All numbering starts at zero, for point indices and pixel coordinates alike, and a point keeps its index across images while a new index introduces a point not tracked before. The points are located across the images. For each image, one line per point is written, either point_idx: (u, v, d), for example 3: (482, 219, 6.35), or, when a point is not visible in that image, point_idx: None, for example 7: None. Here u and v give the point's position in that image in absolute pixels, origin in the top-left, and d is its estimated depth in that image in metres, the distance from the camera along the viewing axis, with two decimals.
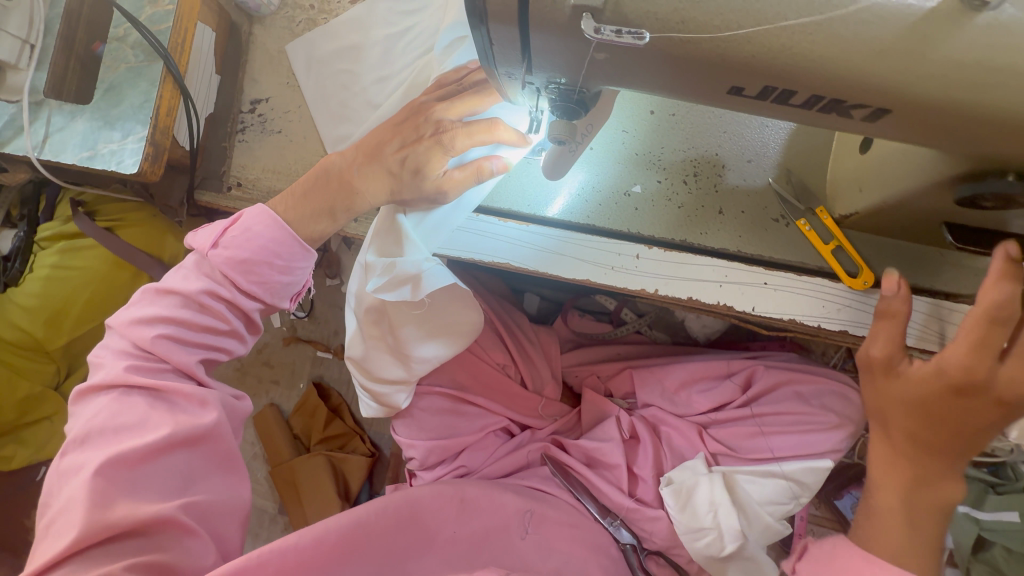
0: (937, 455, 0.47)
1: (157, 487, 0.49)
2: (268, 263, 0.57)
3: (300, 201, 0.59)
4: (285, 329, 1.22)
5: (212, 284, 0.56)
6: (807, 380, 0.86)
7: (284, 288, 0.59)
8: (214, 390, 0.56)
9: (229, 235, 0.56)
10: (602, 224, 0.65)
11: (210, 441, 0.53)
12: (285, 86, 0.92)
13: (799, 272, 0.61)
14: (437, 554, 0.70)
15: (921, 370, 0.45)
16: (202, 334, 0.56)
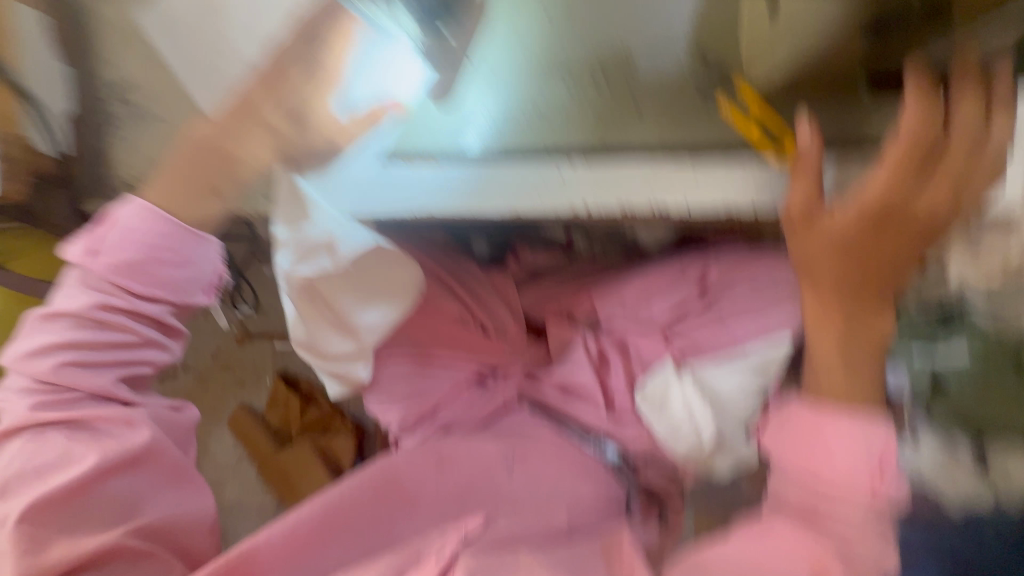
0: (863, 300, 0.51)
1: (99, 518, 0.50)
2: (157, 259, 0.54)
3: (175, 186, 0.56)
4: (235, 328, 1.16)
5: (106, 293, 0.53)
6: (760, 263, 0.86)
7: (189, 283, 0.56)
8: (144, 406, 0.56)
9: (106, 239, 0.53)
10: (519, 147, 0.61)
11: (150, 461, 0.54)
12: (145, 61, 0.80)
13: (725, 149, 0.56)
14: (423, 513, 0.72)
15: (841, 213, 0.49)
16: (109, 349, 0.54)
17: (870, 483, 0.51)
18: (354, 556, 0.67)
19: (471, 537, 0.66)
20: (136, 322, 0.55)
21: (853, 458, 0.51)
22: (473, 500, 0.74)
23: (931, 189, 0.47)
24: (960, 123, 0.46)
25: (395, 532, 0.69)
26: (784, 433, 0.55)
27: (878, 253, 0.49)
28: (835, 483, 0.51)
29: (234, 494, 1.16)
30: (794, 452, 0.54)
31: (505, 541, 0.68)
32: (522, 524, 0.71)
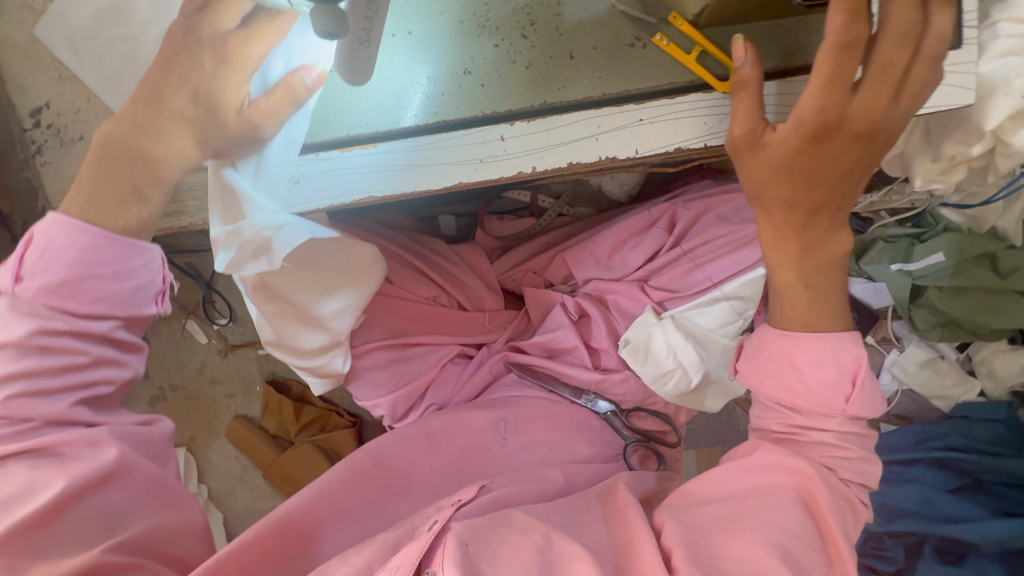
0: (812, 219, 0.51)
1: (84, 535, 0.50)
2: (95, 274, 0.51)
3: (93, 196, 0.52)
4: (216, 341, 1.15)
5: (44, 319, 0.50)
6: (726, 199, 0.85)
7: (133, 293, 0.53)
8: (110, 424, 0.54)
9: (34, 259, 0.50)
10: (455, 114, 0.57)
11: (125, 476, 0.53)
12: (59, 81, 0.76)
13: (669, 94, 0.56)
14: (419, 492, 0.74)
15: (781, 134, 0.47)
16: (63, 377, 0.52)
17: (838, 404, 0.54)
18: (353, 536, 0.68)
19: (466, 502, 0.65)
20: (85, 342, 0.52)
21: (821, 384, 0.54)
22: (470, 469, 0.76)
23: (863, 97, 0.45)
24: (895, 20, 0.44)
25: (396, 510, 0.72)
26: (756, 371, 0.58)
27: (823, 173, 0.48)
28: (806, 408, 0.55)
29: (246, 502, 1.17)
30: (767, 386, 0.57)
31: (506, 502, 0.68)
32: (522, 485, 0.71)
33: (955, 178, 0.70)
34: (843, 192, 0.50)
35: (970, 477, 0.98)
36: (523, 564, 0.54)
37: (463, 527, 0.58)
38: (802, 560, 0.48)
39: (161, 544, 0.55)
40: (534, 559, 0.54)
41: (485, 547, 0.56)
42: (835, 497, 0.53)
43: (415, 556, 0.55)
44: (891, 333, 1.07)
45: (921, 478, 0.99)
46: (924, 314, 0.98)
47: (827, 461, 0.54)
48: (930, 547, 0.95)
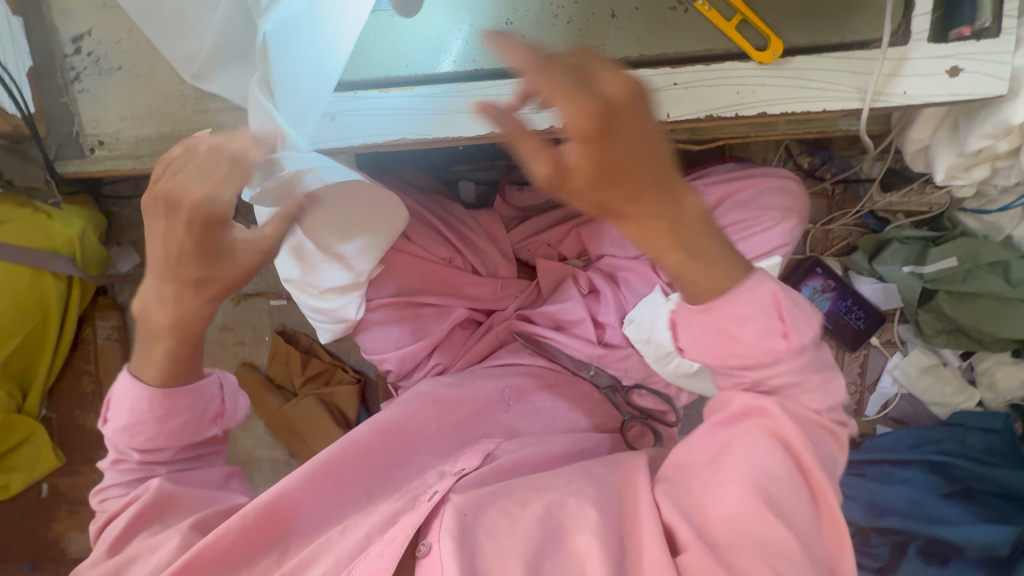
0: (664, 216, 0.42)
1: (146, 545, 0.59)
2: (192, 429, 0.62)
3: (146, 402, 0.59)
4: (230, 289, 1.17)
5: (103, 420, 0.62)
6: (748, 185, 0.86)
7: (223, 418, 0.65)
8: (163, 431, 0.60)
9: (121, 425, 0.61)
10: (494, 64, 0.58)
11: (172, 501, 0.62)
12: (103, 10, 0.77)
13: (706, 61, 0.56)
14: (427, 449, 0.74)
15: (579, 162, 0.38)
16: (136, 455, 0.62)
17: (782, 344, 0.49)
18: (359, 504, 0.67)
19: (469, 472, 0.66)
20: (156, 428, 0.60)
21: (756, 336, 0.48)
22: (472, 433, 0.77)
23: (572, 145, 0.38)
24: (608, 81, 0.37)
25: (402, 475, 0.70)
26: (694, 342, 0.50)
27: (646, 195, 0.40)
28: (763, 364, 0.50)
29: (247, 450, 1.20)
30: (711, 356, 0.51)
31: (508, 471, 0.69)
32: (525, 452, 0.72)
33: (977, 175, 0.71)
34: (664, 186, 0.41)
35: (960, 484, 0.99)
36: (522, 535, 0.56)
37: (463, 499, 0.60)
38: (789, 523, 0.50)
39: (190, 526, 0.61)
40: (535, 527, 0.57)
41: (483, 518, 0.58)
42: (810, 433, 0.53)
43: (410, 529, 0.57)
44: (896, 336, 1.08)
45: (912, 480, 1.00)
46: (931, 319, 1.00)
47: (817, 406, 0.53)
48: (916, 548, 0.96)
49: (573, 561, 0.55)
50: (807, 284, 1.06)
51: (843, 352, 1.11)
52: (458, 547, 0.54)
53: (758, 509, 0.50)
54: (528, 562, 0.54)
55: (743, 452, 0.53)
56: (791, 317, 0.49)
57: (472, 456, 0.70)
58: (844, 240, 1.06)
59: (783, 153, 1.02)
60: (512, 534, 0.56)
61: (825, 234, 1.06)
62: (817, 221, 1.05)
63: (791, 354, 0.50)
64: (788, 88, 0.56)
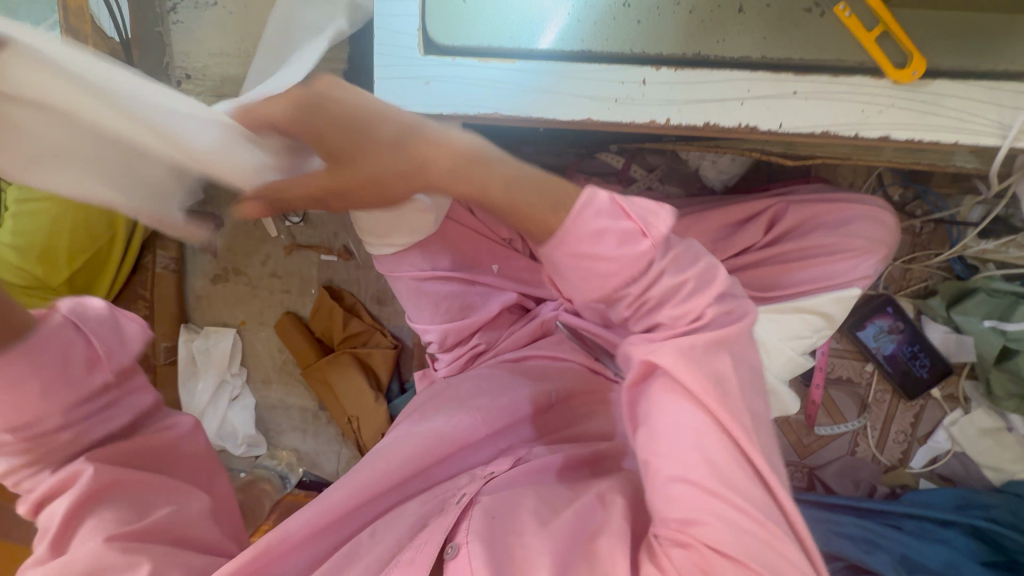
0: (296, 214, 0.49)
1: (109, 521, 0.50)
2: (84, 363, 0.48)
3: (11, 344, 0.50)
4: (284, 237, 1.17)
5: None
6: (838, 208, 0.80)
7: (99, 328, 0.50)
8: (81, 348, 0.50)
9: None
10: (602, 47, 0.55)
11: (113, 488, 0.52)
12: None
13: (835, 74, 0.52)
14: (461, 456, 0.72)
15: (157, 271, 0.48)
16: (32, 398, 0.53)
17: (642, 245, 0.45)
18: (390, 503, 0.69)
19: (499, 475, 0.67)
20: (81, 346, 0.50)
21: (576, 252, 0.45)
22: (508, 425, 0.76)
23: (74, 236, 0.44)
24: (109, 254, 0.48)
25: (436, 473, 0.71)
26: (568, 284, 0.49)
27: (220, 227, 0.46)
28: (633, 278, 0.46)
29: (278, 395, 1.23)
30: (585, 291, 0.48)
31: (538, 473, 0.68)
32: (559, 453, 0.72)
33: None
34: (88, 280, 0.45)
35: (1004, 555, 0.93)
36: (552, 534, 0.56)
37: (490, 501, 0.62)
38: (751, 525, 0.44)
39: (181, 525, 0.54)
40: (566, 531, 0.56)
41: (512, 521, 0.59)
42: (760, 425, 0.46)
43: (441, 534, 0.58)
44: (960, 392, 1.02)
45: (953, 542, 0.94)
46: (1005, 378, 0.94)
47: None
48: None
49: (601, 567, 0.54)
50: (872, 322, 1.01)
51: (899, 398, 1.05)
52: (487, 555, 0.54)
53: (704, 495, 0.44)
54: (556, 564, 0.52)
55: (671, 453, 0.46)
56: (643, 213, 0.46)
57: (501, 461, 0.71)
58: (923, 282, 0.99)
59: (875, 180, 0.95)
60: (541, 534, 0.56)
61: (903, 272, 0.99)
62: (897, 257, 0.99)
63: (662, 254, 0.46)
64: (921, 113, 0.52)
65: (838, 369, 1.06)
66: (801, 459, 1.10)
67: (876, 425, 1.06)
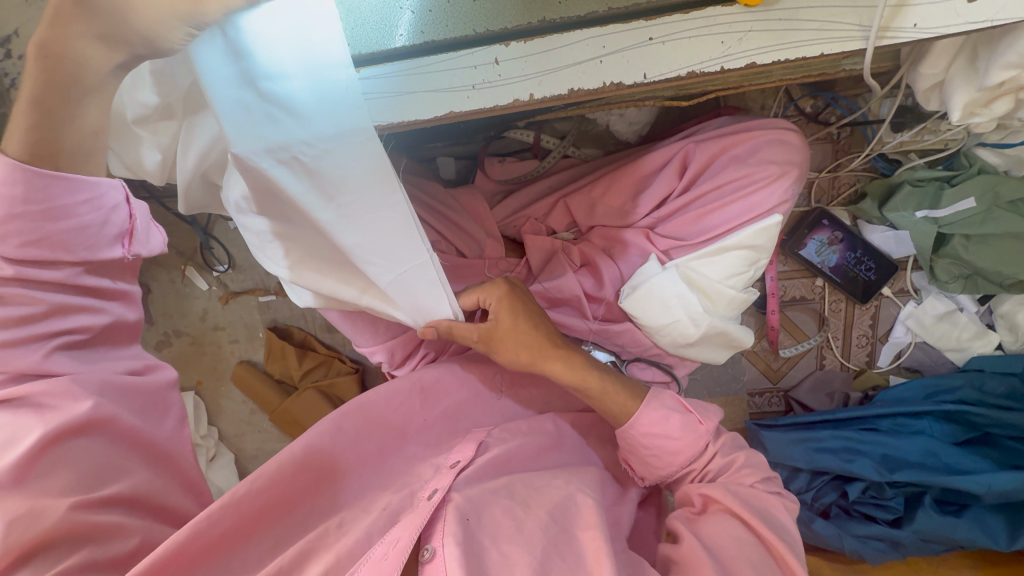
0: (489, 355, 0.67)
1: (71, 477, 0.45)
2: (49, 219, 0.45)
3: (64, 212, 0.45)
4: (216, 288, 1.14)
5: (48, 262, 0.45)
6: (743, 139, 0.79)
7: (100, 227, 0.48)
8: (115, 215, 0.50)
9: (15, 243, 0.43)
10: (445, 34, 0.52)
11: (104, 425, 0.48)
12: (24, 6, 0.70)
13: (684, 9, 0.50)
14: (419, 441, 0.71)
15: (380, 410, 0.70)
16: (32, 294, 0.45)
17: (700, 429, 0.68)
18: (353, 494, 0.63)
19: (466, 466, 0.64)
20: (112, 222, 0.49)
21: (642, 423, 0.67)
22: (463, 424, 0.76)
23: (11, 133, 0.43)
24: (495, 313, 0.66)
25: (392, 465, 0.68)
26: (646, 463, 0.70)
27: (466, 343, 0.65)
28: (696, 453, 0.68)
29: (256, 444, 1.21)
30: (659, 463, 0.69)
31: (505, 466, 0.68)
32: (522, 444, 0.71)
33: (999, 109, 0.64)
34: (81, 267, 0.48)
35: (978, 431, 0.96)
36: (528, 538, 0.56)
37: (463, 499, 0.59)
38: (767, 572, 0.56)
39: (150, 497, 0.49)
40: (540, 535, 0.56)
41: (485, 518, 0.57)
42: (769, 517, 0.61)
43: (413, 531, 0.53)
44: (909, 285, 1.03)
45: (927, 430, 0.97)
46: (947, 264, 0.95)
47: None
48: (931, 498, 0.94)
49: (581, 553, 0.57)
50: (813, 238, 1.01)
51: (854, 305, 1.06)
52: (463, 553, 0.51)
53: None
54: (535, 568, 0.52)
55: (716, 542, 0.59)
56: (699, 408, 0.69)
57: (466, 446, 0.68)
58: (852, 187, 1.00)
59: (784, 97, 0.94)
60: (517, 540, 0.55)
61: (832, 181, 0.99)
62: (822, 168, 0.98)
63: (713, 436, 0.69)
64: (778, 32, 0.49)
65: (791, 290, 1.06)
66: (775, 385, 1.12)
67: (837, 335, 1.08)
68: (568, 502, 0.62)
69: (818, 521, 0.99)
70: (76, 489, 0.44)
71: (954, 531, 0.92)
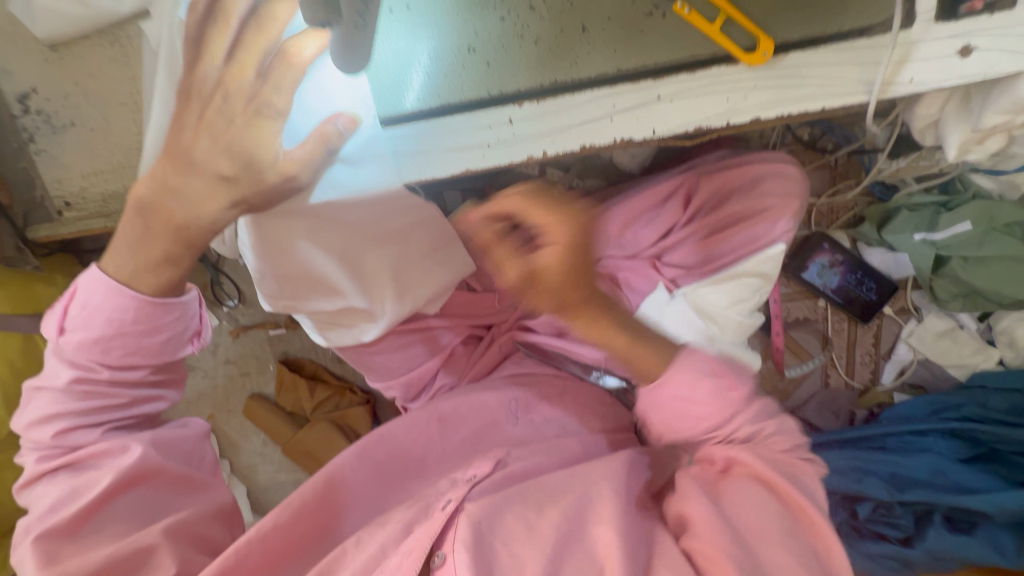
0: None
1: (126, 521, 0.51)
2: (124, 333, 0.51)
3: (154, 324, 0.51)
4: (227, 322, 1.16)
5: (133, 366, 0.52)
6: (741, 171, 0.81)
7: (167, 343, 0.53)
8: (183, 315, 0.54)
9: (116, 354, 0.51)
10: (459, 96, 0.54)
11: (150, 476, 0.53)
12: (42, 65, 0.71)
13: (689, 69, 0.51)
14: (433, 474, 0.71)
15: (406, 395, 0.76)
16: (119, 390, 0.53)
17: (734, 387, 0.60)
18: (368, 519, 0.65)
19: (481, 479, 0.62)
20: (180, 322, 0.54)
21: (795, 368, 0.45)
22: (481, 446, 0.74)
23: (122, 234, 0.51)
24: None
25: (412, 487, 0.69)
26: (664, 419, 0.65)
27: None
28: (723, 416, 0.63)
29: (268, 475, 1.21)
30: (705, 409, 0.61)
31: (521, 476, 0.65)
32: (538, 458, 0.68)
33: (993, 145, 0.66)
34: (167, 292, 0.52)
35: (984, 447, 0.97)
36: (540, 543, 0.52)
37: (476, 507, 0.55)
38: None
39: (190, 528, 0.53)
40: (553, 538, 0.53)
41: (499, 525, 0.54)
42: None
43: (426, 540, 0.51)
44: (910, 303, 1.06)
45: (933, 448, 0.99)
46: (946, 284, 0.96)
47: None
48: (940, 516, 0.96)
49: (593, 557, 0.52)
50: (814, 261, 1.03)
51: (856, 324, 1.08)
52: (475, 559, 0.49)
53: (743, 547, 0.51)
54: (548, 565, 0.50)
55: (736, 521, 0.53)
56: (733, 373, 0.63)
57: (483, 463, 0.66)
58: (851, 211, 1.02)
59: (783, 128, 0.96)
60: (530, 543, 0.52)
61: (830, 207, 1.02)
62: (821, 194, 1.01)
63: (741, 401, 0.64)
64: (781, 89, 0.51)
65: (794, 312, 1.09)
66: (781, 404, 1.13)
67: (841, 354, 1.10)
68: (583, 506, 0.57)
69: None
70: (129, 530, 0.51)
71: (965, 550, 0.93)
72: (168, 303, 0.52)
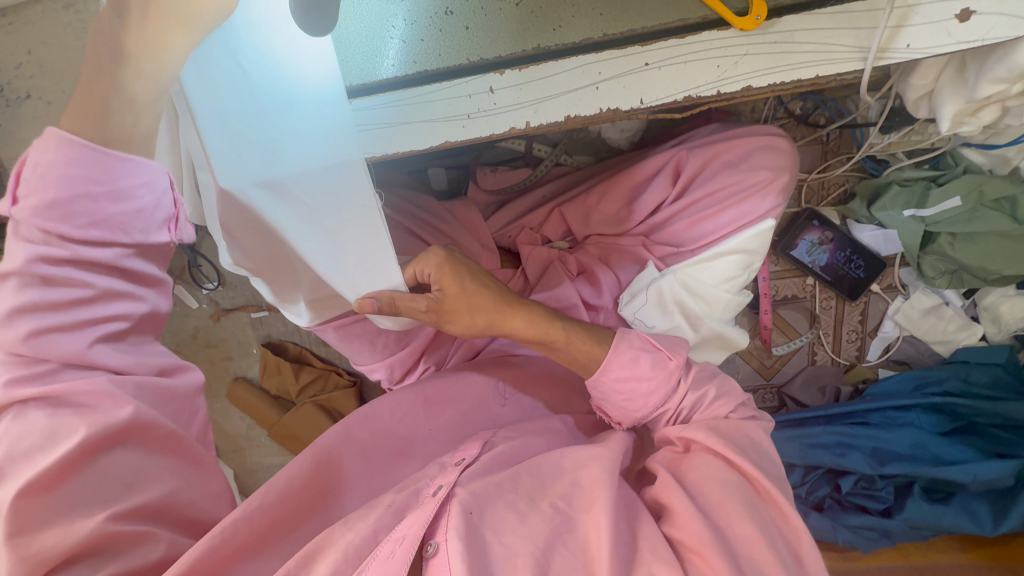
0: None
1: (109, 486, 0.43)
2: (86, 196, 0.42)
3: (119, 190, 0.44)
4: (208, 306, 1.13)
5: (103, 243, 0.44)
6: (732, 145, 0.79)
7: (141, 215, 0.46)
8: (151, 185, 0.46)
9: (79, 222, 0.42)
10: (437, 63, 0.51)
11: (139, 433, 0.45)
12: None
13: (678, 33, 0.49)
14: (419, 457, 0.70)
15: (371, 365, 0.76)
16: (83, 281, 0.43)
17: (670, 366, 0.63)
18: (357, 504, 0.64)
19: (471, 463, 0.60)
20: (151, 192, 0.47)
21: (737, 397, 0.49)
22: (469, 429, 0.73)
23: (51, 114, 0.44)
24: None
25: (399, 472, 0.68)
26: (619, 407, 0.65)
27: None
28: (669, 391, 0.63)
29: (256, 458, 1.20)
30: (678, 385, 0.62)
31: (511, 457, 0.64)
32: (527, 440, 0.67)
33: (986, 118, 0.64)
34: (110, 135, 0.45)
35: (963, 420, 0.99)
36: (532, 533, 0.50)
37: (468, 493, 0.53)
38: None
39: (179, 506, 0.47)
40: (546, 530, 0.51)
41: (491, 514, 0.52)
42: None
43: (419, 527, 0.49)
44: (898, 281, 1.05)
45: (916, 422, 1.00)
46: (932, 261, 0.96)
47: None
48: (919, 486, 0.98)
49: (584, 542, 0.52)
50: (803, 239, 1.02)
51: (844, 302, 1.08)
52: (468, 547, 0.47)
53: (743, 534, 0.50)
54: (538, 562, 0.48)
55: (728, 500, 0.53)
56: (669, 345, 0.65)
57: (470, 446, 0.65)
58: (841, 187, 1.01)
59: (775, 102, 0.95)
60: (521, 532, 0.50)
61: (821, 183, 1.01)
62: (812, 170, 0.99)
63: (684, 371, 0.64)
64: (774, 54, 0.49)
65: (783, 290, 1.08)
66: (769, 381, 1.14)
67: (829, 332, 1.10)
68: (572, 488, 0.56)
69: (813, 515, 1.02)
70: (111, 499, 0.43)
71: (941, 518, 0.95)
72: (132, 168, 0.45)
